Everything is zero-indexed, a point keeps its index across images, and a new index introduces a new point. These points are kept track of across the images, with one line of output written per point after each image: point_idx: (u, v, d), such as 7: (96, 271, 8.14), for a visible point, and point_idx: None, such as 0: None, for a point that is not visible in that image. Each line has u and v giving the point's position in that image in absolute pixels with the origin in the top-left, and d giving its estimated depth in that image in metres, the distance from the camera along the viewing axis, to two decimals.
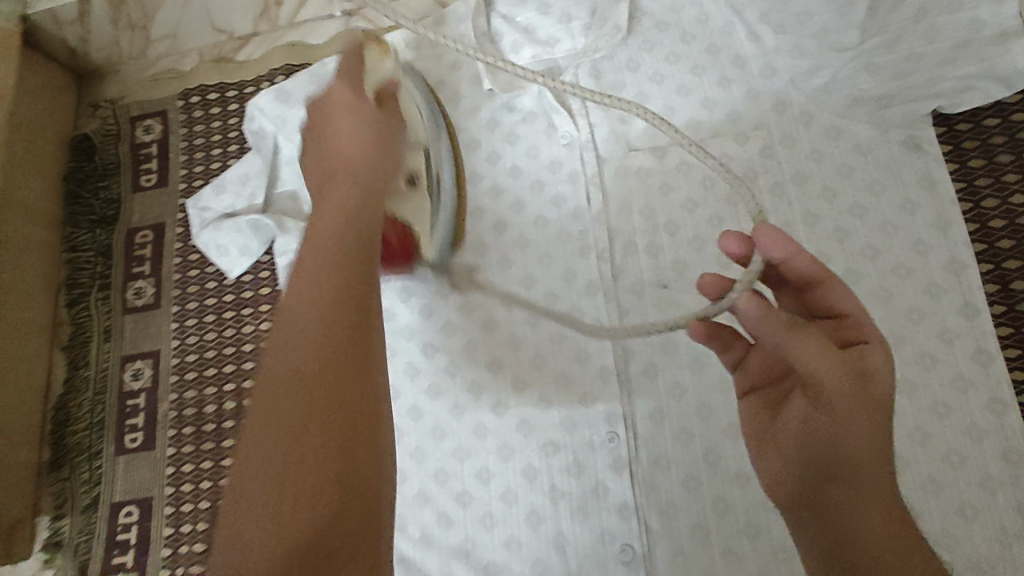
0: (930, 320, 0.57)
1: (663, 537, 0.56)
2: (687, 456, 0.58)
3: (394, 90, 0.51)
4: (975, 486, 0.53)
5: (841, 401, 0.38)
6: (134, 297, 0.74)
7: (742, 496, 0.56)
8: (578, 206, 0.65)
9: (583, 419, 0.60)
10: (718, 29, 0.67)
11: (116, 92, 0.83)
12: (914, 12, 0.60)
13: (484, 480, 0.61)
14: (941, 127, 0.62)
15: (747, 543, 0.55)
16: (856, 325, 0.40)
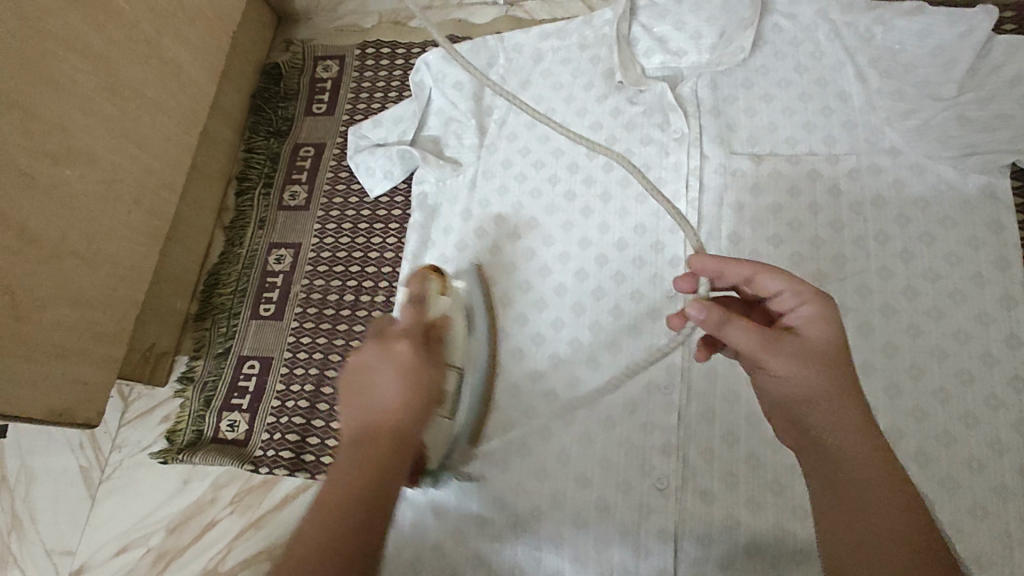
0: (976, 343, 0.63)
1: (695, 477, 0.64)
2: (731, 413, 0.66)
3: (444, 323, 0.66)
4: (989, 492, 0.59)
5: (780, 354, 0.47)
6: (289, 198, 0.89)
7: (774, 456, 0.63)
8: (676, 191, 0.76)
9: (645, 366, 0.69)
10: (831, 65, 0.76)
11: (306, 34, 1.00)
12: (1012, 76, 0.69)
13: (549, 400, 0.71)
14: (1019, 181, 0.70)
15: (770, 497, 0.62)
16: (795, 299, 0.49)
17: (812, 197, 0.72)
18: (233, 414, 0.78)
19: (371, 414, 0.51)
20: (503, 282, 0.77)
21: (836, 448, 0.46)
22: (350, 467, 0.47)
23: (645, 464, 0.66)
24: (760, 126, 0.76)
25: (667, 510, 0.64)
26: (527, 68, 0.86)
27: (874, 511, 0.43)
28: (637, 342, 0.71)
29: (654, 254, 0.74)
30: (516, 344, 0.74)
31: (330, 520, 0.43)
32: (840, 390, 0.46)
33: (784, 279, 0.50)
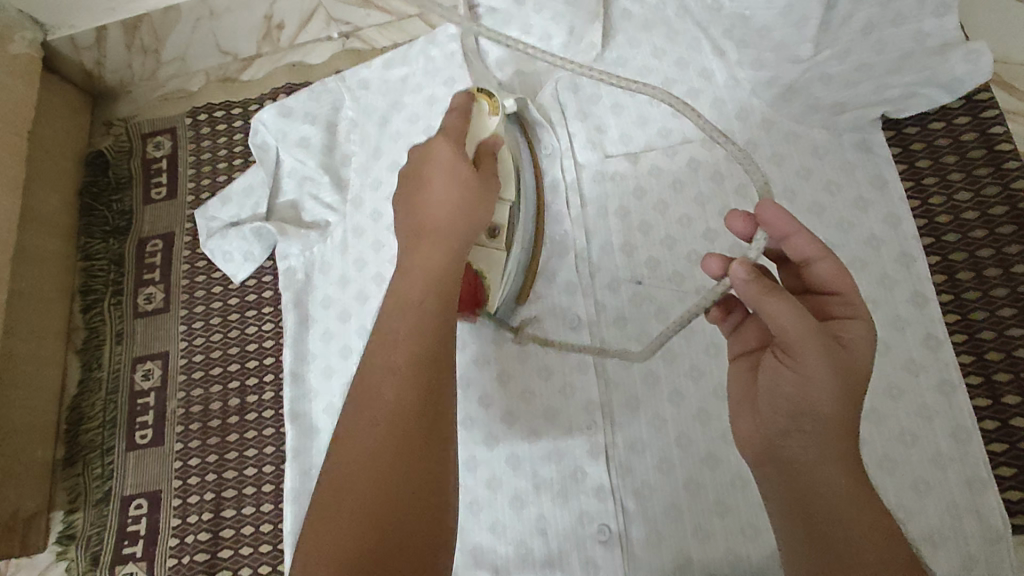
0: (884, 309, 0.60)
1: (639, 517, 0.60)
2: (661, 440, 0.61)
3: (493, 147, 0.58)
4: (927, 463, 0.56)
5: (809, 357, 0.40)
6: (145, 303, 0.79)
7: (712, 475, 0.59)
8: (559, 209, 0.70)
9: (563, 409, 0.64)
10: (686, 44, 0.72)
11: (128, 111, 0.89)
12: (862, 25, 0.64)
13: (470, 468, 0.65)
14: (890, 130, 0.67)
15: (715, 519, 0.58)
16: (846, 304, 0.42)
17: (697, 188, 0.68)
18: (128, 566, 0.69)
19: (418, 215, 0.50)
20: None
21: (809, 495, 0.40)
22: (410, 295, 0.44)
23: (585, 512, 0.61)
24: (630, 122, 0.72)
25: (615, 561, 0.59)
26: (380, 105, 0.78)
27: (851, 552, 0.39)
28: (549, 382, 0.65)
29: (549, 282, 0.69)
30: None
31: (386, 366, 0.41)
32: (839, 415, 0.40)
33: (846, 279, 0.42)
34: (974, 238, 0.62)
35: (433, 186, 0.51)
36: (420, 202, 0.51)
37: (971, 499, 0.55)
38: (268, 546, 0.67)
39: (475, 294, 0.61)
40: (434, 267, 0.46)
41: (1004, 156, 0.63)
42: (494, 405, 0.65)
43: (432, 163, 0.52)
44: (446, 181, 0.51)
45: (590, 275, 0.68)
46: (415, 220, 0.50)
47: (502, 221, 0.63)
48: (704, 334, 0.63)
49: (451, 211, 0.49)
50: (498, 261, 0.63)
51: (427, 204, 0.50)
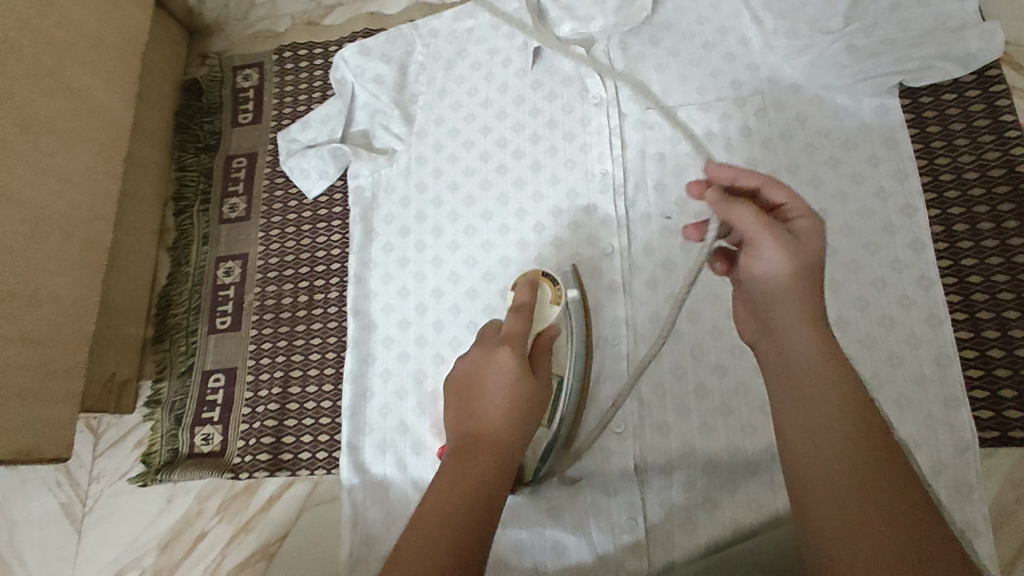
0: (884, 251, 0.69)
1: (653, 413, 0.69)
2: (676, 351, 0.70)
3: (552, 332, 0.65)
4: (909, 382, 0.65)
5: (767, 247, 0.52)
6: (229, 211, 0.90)
7: (719, 382, 0.68)
8: (602, 151, 0.79)
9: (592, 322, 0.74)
10: (728, 13, 0.80)
11: (221, 46, 1.00)
12: (889, 4, 0.73)
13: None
14: (907, 98, 0.75)
15: (719, 418, 0.67)
16: (790, 215, 0.54)
17: (727, 138, 0.76)
18: (206, 428, 0.80)
19: (470, 425, 0.53)
20: (448, 261, 0.80)
21: (787, 354, 0.51)
22: (465, 473, 0.49)
23: (606, 407, 0.70)
24: (671, 80, 0.80)
25: (628, 449, 0.68)
26: (446, 52, 0.87)
27: (815, 389, 0.49)
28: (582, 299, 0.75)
29: (588, 215, 0.78)
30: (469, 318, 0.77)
31: (456, 466, 0.50)
32: (798, 289, 0.51)
33: (790, 193, 0.54)
34: (972, 196, 0.70)
35: (487, 389, 0.55)
36: (477, 405, 0.54)
37: (943, 414, 0.63)
38: (327, 419, 0.78)
39: None
40: (490, 469, 0.50)
41: (1007, 126, 0.71)
42: None
43: (487, 370, 0.55)
44: (504, 385, 0.54)
45: (625, 210, 0.76)
46: (472, 428, 0.53)
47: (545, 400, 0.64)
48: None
49: (501, 418, 0.53)
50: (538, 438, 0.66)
51: (488, 413, 0.53)
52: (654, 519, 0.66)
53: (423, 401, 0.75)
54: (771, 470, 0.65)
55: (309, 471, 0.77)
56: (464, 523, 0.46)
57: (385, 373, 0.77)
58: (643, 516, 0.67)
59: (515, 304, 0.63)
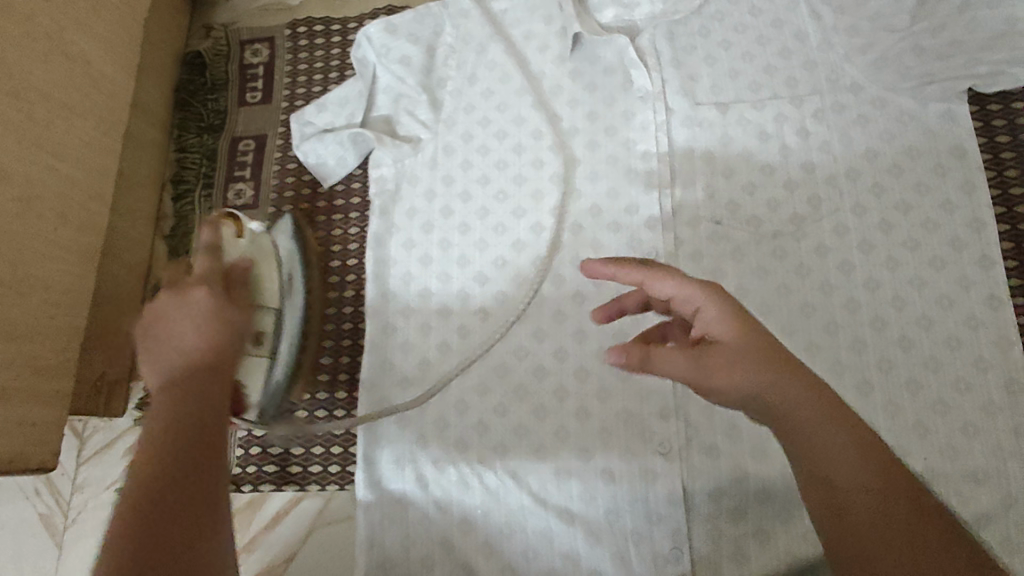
0: (951, 268, 0.64)
1: (700, 434, 0.64)
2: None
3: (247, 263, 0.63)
4: (978, 409, 0.60)
5: (707, 374, 0.44)
6: (234, 198, 0.82)
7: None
8: (646, 149, 0.74)
9: (633, 332, 0.68)
10: (784, 6, 0.75)
11: (227, 17, 0.92)
12: (960, 3, 0.69)
13: (539, 376, 0.69)
14: (975, 105, 0.70)
15: (771, 440, 0.62)
16: (688, 301, 0.47)
17: (781, 139, 0.71)
18: None
19: (174, 364, 0.49)
20: (476, 261, 0.74)
21: (820, 459, 0.41)
22: (153, 442, 0.43)
23: (649, 426, 0.65)
24: (721, 74, 0.75)
25: (674, 472, 0.63)
26: (478, 34, 0.81)
27: (847, 489, 0.40)
28: (622, 306, 0.69)
29: (629, 216, 0.72)
30: (498, 324, 0.71)
31: (159, 420, 0.44)
32: (767, 372, 0.43)
33: (674, 278, 0.48)
34: None
35: (168, 330, 0.51)
36: (163, 350, 0.50)
37: (1016, 445, 0.59)
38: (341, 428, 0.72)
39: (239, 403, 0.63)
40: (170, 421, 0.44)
41: None
42: (567, 321, 0.70)
43: (160, 314, 0.52)
44: (183, 320, 0.51)
45: (669, 212, 0.71)
46: (172, 377, 0.48)
47: (267, 327, 0.66)
48: (778, 277, 0.67)
49: (190, 339, 0.50)
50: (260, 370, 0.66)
51: (167, 347, 0.50)
52: (700, 549, 0.62)
53: (447, 413, 0.69)
54: None
55: (319, 487, 0.71)
56: (170, 515, 0.40)
57: (404, 382, 0.71)
58: (688, 545, 0.62)
59: (205, 241, 0.58)
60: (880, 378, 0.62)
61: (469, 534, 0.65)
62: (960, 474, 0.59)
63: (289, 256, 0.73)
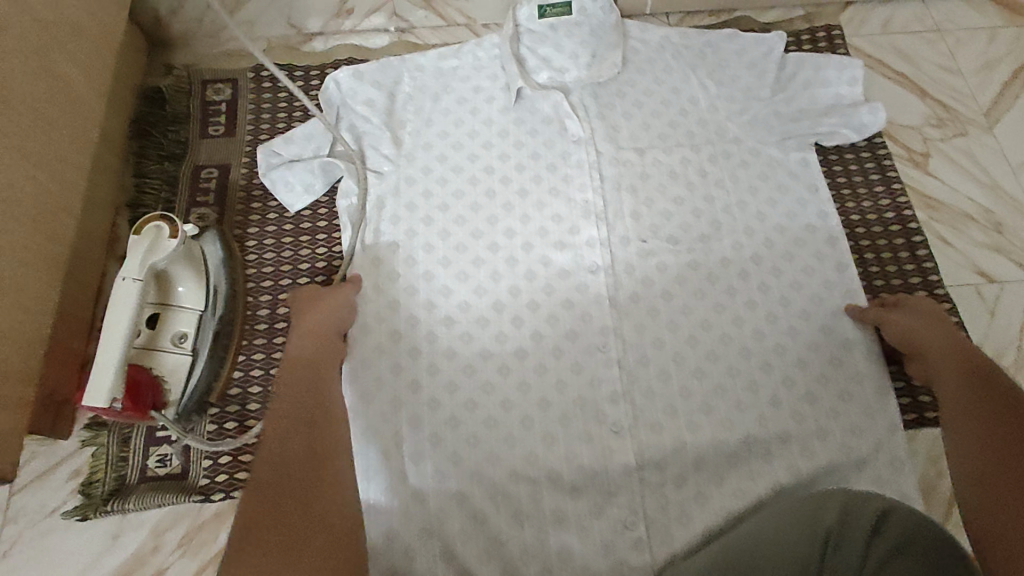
0: (819, 273, 0.83)
1: (645, 414, 0.75)
2: (661, 356, 0.78)
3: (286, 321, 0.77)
4: (850, 379, 0.77)
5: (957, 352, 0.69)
6: (196, 221, 0.85)
7: (699, 384, 0.76)
8: (583, 182, 0.88)
9: (582, 331, 0.79)
10: (680, 77, 0.95)
11: (187, 59, 0.97)
12: (803, 83, 0.94)
13: (503, 373, 0.77)
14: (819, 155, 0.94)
15: (699, 413, 0.75)
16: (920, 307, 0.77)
17: (688, 177, 0.89)
18: (163, 448, 0.72)
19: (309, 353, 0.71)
20: (440, 274, 0.82)
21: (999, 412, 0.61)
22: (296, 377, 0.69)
23: (601, 410, 0.75)
24: (636, 126, 0.92)
25: (626, 448, 0.73)
26: (433, 86, 0.93)
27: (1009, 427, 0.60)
28: (571, 311, 0.80)
29: (572, 236, 0.85)
30: (463, 329, 0.79)
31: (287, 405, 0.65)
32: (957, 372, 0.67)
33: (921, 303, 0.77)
34: (874, 232, 0.88)
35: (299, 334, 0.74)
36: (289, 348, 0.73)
37: (877, 404, 0.76)
38: None
39: (155, 397, 0.69)
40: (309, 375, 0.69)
41: (893, 181, 0.91)
42: (525, 325, 0.79)
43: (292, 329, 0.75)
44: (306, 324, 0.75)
45: (605, 232, 0.85)
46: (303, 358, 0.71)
47: (189, 329, 0.72)
48: (693, 283, 0.82)
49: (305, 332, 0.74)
50: (180, 370, 0.71)
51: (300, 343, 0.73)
52: (652, 514, 0.71)
53: (421, 410, 0.75)
54: (749, 460, 0.73)
55: None
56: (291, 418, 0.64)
57: (377, 385, 0.76)
58: (643, 511, 0.71)
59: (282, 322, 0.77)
60: (777, 357, 0.78)
61: (448, 521, 0.70)
62: (843, 430, 0.75)
63: (216, 266, 0.77)
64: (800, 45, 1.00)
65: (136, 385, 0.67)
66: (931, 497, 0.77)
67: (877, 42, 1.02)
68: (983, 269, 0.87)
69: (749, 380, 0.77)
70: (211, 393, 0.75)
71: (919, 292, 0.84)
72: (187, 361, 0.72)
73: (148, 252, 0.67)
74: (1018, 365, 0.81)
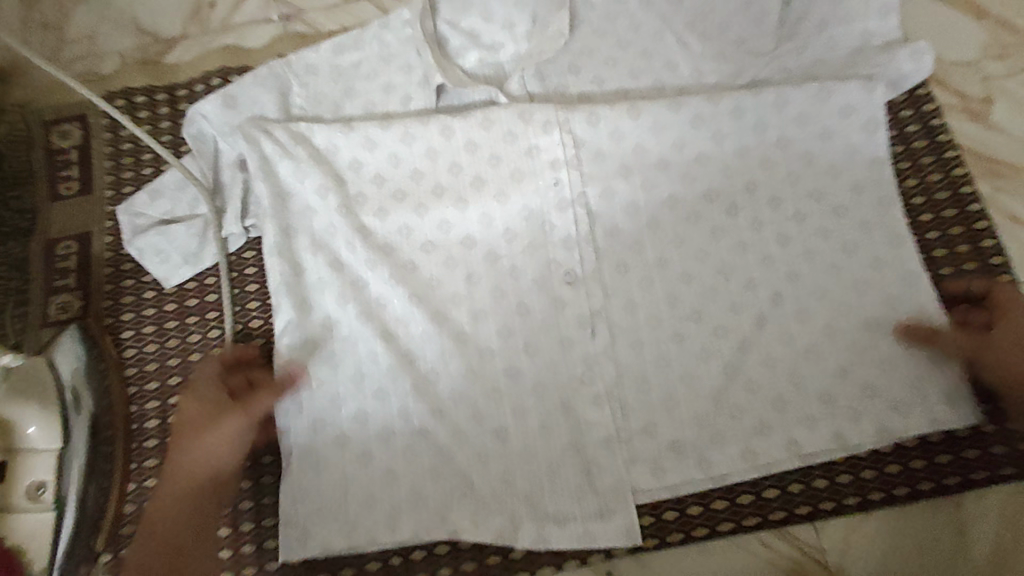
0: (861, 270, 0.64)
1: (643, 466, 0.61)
2: (643, 399, 0.63)
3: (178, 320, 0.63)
4: (889, 410, 0.60)
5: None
6: (58, 312, 0.68)
7: (697, 434, 0.62)
8: (537, 187, 0.67)
9: (551, 384, 0.64)
10: (650, 35, 0.72)
11: (21, 94, 0.75)
12: (818, 23, 0.70)
13: (454, 450, 0.63)
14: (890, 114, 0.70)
15: (700, 475, 0.61)
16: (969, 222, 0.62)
17: (683, 166, 0.68)
18: None
19: (205, 397, 0.62)
20: (367, 332, 0.66)
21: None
22: (184, 443, 0.60)
23: (592, 485, 0.61)
24: (621, 115, 0.67)
25: (612, 534, 0.60)
26: (331, 93, 0.72)
27: None
28: (535, 360, 0.64)
29: (529, 270, 0.66)
30: (400, 402, 0.64)
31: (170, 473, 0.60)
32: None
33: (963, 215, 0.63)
34: (923, 222, 0.67)
35: (191, 396, 0.62)
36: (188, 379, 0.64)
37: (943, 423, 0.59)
38: None
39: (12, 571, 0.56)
40: (199, 454, 0.60)
41: (944, 145, 0.69)
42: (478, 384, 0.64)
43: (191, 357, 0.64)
44: (209, 369, 0.63)
45: (563, 253, 0.66)
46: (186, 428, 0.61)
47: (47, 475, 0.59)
48: (685, 305, 0.65)
49: (204, 385, 0.63)
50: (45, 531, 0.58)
51: (191, 396, 0.62)
52: None
53: (373, 517, 0.61)
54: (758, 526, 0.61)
55: None
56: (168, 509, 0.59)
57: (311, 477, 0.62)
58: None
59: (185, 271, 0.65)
60: (824, 414, 0.61)
61: None
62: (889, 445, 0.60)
63: (75, 381, 0.63)
64: None
65: None
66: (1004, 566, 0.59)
67: None
68: None
69: (758, 422, 0.61)
70: (94, 540, 0.61)
71: None
72: (49, 517, 0.58)
73: None
74: None
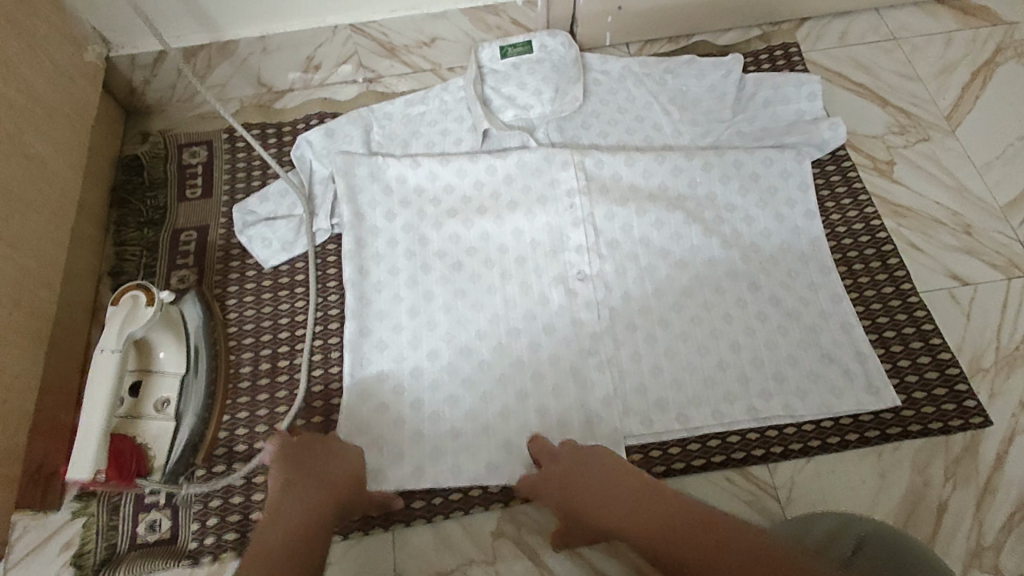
0: (801, 279, 0.84)
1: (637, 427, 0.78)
2: (637, 369, 0.80)
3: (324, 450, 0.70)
4: (825, 382, 0.78)
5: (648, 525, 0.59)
6: (177, 283, 0.87)
7: (676, 394, 0.79)
8: (558, 207, 0.88)
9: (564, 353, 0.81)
10: (642, 105, 0.97)
11: (163, 125, 0.99)
12: (763, 102, 0.96)
13: (486, 401, 0.79)
14: (816, 170, 0.94)
15: (679, 428, 0.78)
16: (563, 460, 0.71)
17: (668, 198, 0.89)
18: (151, 514, 0.74)
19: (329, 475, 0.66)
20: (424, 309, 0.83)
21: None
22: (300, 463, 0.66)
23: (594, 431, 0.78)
24: (619, 163, 0.89)
25: None
26: (401, 133, 0.95)
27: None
28: (551, 334, 0.82)
29: (549, 266, 0.86)
30: (446, 361, 0.81)
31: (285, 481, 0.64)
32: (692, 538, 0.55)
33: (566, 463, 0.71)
34: (846, 245, 0.89)
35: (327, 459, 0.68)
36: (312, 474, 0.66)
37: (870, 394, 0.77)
38: None
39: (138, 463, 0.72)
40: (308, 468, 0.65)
41: (859, 191, 0.92)
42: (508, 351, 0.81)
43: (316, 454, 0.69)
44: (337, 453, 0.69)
45: (576, 254, 0.86)
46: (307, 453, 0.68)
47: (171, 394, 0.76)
48: (669, 298, 0.84)
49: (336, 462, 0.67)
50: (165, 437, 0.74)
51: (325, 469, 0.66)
52: None
53: (420, 452, 0.76)
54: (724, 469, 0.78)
55: None
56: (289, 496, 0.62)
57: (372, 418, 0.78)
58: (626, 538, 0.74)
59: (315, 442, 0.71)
60: (776, 383, 0.79)
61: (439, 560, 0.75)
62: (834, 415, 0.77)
63: (196, 332, 0.80)
64: (758, 64, 1.03)
65: (119, 455, 0.70)
66: (919, 507, 0.75)
67: (834, 56, 1.04)
68: (956, 272, 0.87)
69: (724, 387, 0.79)
70: (195, 455, 0.76)
71: (894, 303, 0.84)
72: (171, 426, 0.75)
73: (125, 323, 0.68)
74: (997, 367, 0.81)
